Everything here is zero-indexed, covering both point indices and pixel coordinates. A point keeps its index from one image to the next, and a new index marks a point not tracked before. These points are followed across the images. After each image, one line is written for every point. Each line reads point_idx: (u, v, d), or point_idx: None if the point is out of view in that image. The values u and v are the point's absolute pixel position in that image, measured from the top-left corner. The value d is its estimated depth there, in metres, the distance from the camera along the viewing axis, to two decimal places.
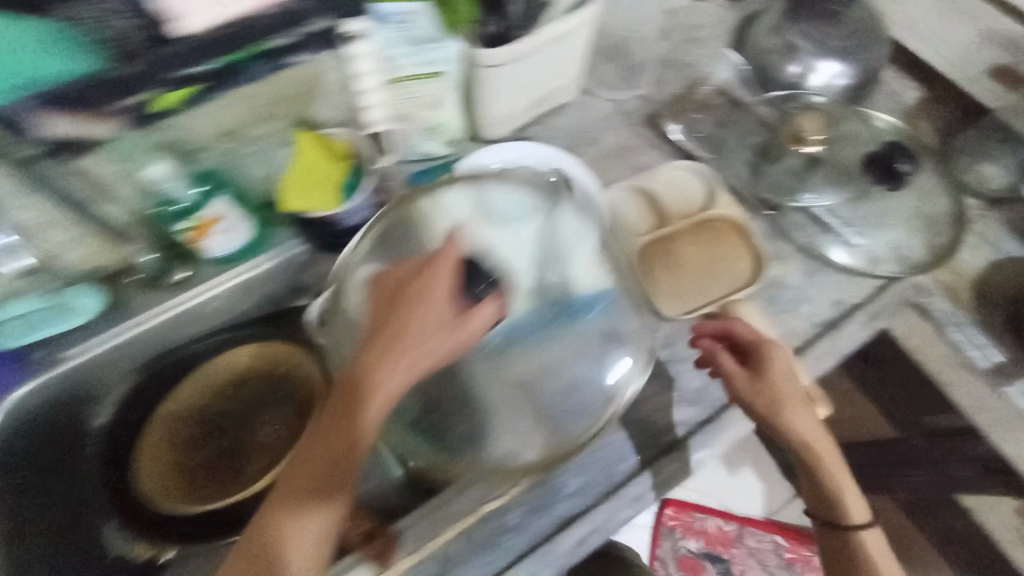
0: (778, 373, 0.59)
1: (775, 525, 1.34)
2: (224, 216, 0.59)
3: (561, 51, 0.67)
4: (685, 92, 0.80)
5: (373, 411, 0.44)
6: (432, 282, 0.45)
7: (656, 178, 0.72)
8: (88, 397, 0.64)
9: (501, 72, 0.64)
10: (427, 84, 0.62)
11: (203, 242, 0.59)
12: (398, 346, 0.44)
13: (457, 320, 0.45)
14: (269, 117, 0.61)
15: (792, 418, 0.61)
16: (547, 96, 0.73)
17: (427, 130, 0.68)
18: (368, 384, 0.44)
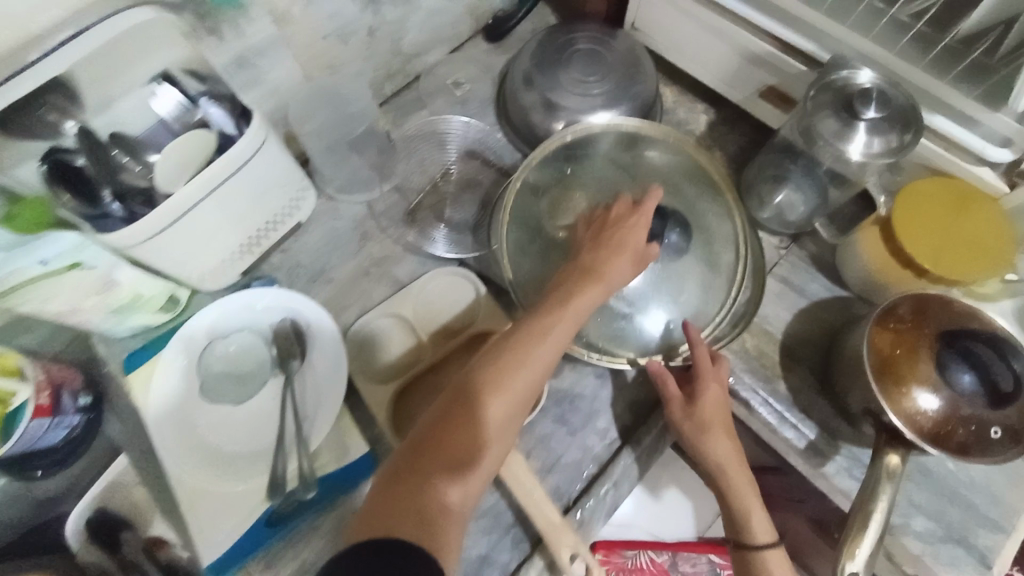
0: (712, 401, 0.56)
1: (720, 550, 0.85)
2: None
3: (250, 190, 0.56)
4: (440, 179, 0.72)
5: (537, 354, 0.48)
6: (627, 222, 0.55)
7: (412, 298, 0.64)
8: None
9: (183, 228, 0.52)
10: (70, 287, 0.48)
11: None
12: (580, 292, 0.52)
13: (637, 263, 0.54)
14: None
15: (720, 447, 0.54)
16: (247, 222, 0.59)
17: (111, 316, 0.55)
18: (548, 322, 0.50)
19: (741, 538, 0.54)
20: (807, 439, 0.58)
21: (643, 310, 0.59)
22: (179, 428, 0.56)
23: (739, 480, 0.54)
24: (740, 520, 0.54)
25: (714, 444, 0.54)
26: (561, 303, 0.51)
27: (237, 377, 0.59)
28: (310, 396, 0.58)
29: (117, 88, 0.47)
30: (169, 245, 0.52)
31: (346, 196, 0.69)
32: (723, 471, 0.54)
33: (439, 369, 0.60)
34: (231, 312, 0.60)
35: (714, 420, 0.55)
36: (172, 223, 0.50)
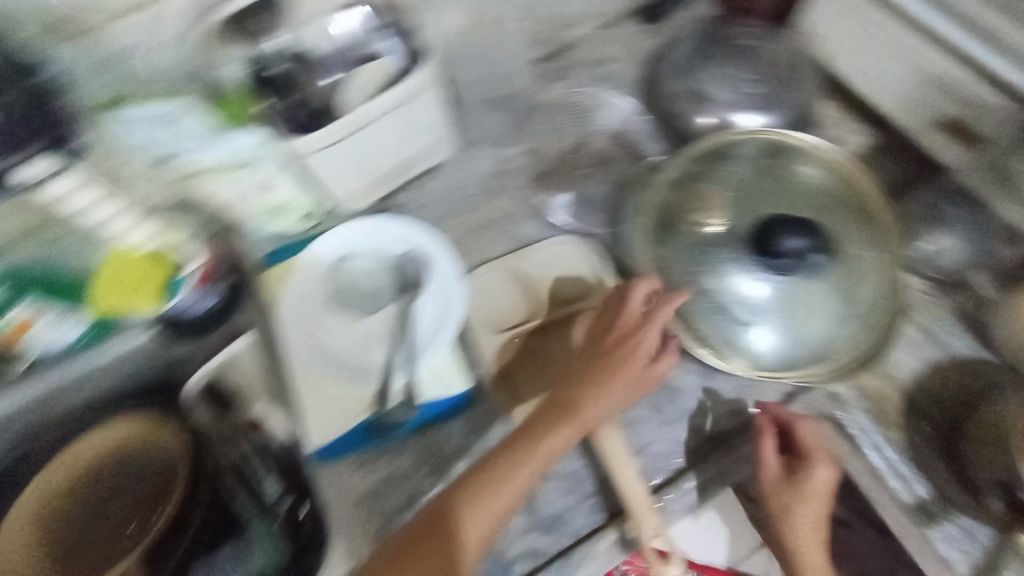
0: (819, 485, 0.52)
1: None
2: (33, 325, 0.50)
3: (406, 122, 0.60)
4: (578, 147, 0.72)
5: (531, 465, 0.49)
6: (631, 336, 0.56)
7: (531, 259, 0.66)
8: None
9: (351, 141, 0.57)
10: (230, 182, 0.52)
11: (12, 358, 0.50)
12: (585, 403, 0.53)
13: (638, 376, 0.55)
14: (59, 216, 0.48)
15: (806, 533, 0.51)
16: (400, 151, 0.63)
17: (267, 215, 0.58)
18: (549, 428, 0.51)
19: None
20: (915, 496, 0.56)
21: (761, 319, 0.58)
22: (307, 324, 0.63)
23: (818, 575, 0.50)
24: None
25: (798, 527, 0.51)
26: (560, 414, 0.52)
27: (359, 291, 0.64)
28: (421, 326, 0.62)
29: (312, 14, 0.57)
30: (335, 155, 0.58)
31: (481, 147, 0.71)
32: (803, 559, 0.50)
33: (546, 333, 0.62)
34: (368, 233, 0.65)
35: (813, 505, 0.51)
36: (344, 133, 0.56)
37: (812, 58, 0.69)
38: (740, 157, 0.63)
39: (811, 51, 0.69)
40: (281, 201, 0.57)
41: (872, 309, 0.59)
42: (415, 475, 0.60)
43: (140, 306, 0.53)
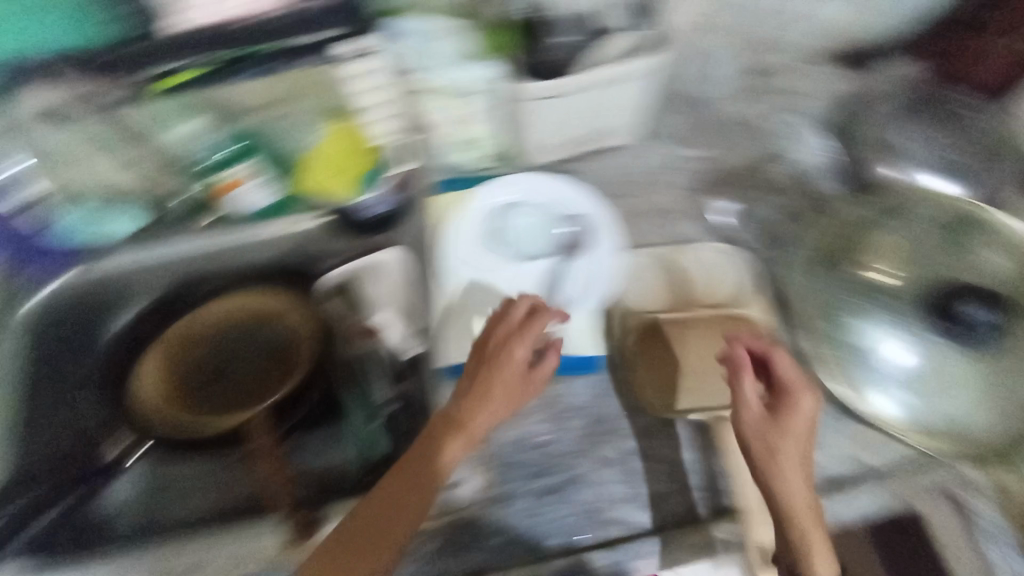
0: (801, 424, 0.48)
1: None
2: (242, 180, 0.63)
3: (616, 99, 0.64)
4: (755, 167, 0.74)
5: (456, 448, 0.49)
6: (520, 336, 0.54)
7: (685, 256, 0.68)
8: (116, 300, 0.66)
9: (560, 100, 0.61)
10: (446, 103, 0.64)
11: (222, 201, 0.64)
12: (495, 399, 0.51)
13: (524, 376, 0.53)
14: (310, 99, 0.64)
15: (794, 474, 0.46)
16: (589, 123, 0.68)
17: (460, 143, 0.68)
18: (466, 416, 0.50)
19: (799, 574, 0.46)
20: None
21: (907, 377, 0.58)
22: (464, 253, 0.67)
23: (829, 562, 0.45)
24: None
25: (793, 479, 0.46)
26: (481, 408, 0.50)
27: (521, 237, 0.67)
28: (568, 283, 0.65)
29: None
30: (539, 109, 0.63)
31: (661, 140, 0.74)
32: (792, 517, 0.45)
33: (686, 327, 0.63)
34: (542, 187, 0.68)
35: (784, 445, 0.47)
36: (561, 92, 0.60)
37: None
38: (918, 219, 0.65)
39: None
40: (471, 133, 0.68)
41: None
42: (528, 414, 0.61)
43: (334, 189, 0.63)
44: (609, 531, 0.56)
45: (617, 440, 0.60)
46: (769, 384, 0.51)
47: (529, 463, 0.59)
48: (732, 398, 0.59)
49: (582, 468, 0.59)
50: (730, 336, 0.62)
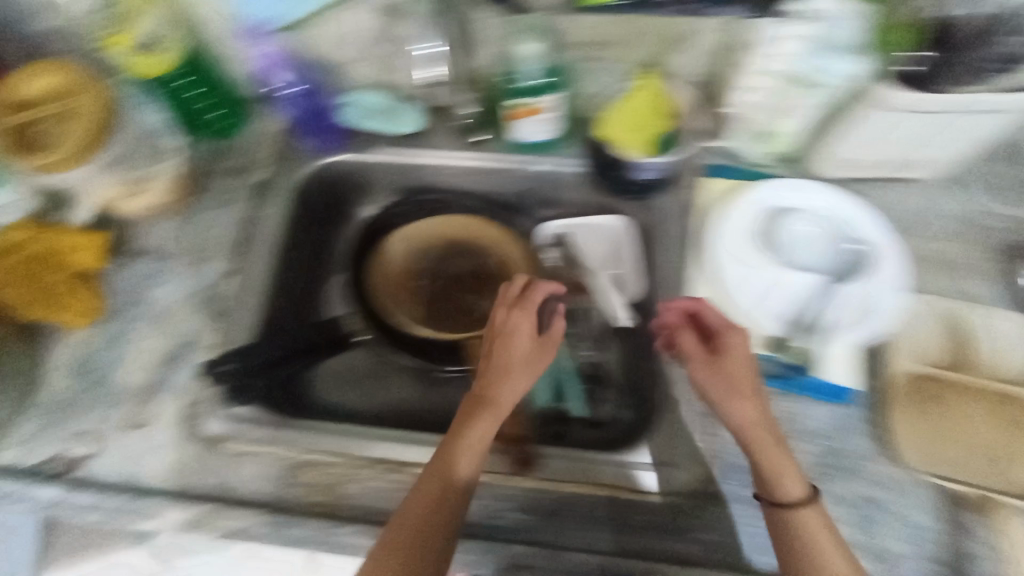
0: (741, 351, 0.51)
1: None
2: (542, 112, 0.63)
3: (977, 131, 0.55)
4: None
5: (485, 424, 0.52)
6: (521, 311, 0.55)
7: (979, 321, 0.60)
8: (367, 183, 0.78)
9: (918, 118, 0.54)
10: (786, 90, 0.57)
11: (511, 125, 0.65)
12: (516, 373, 0.53)
13: (534, 345, 0.55)
14: (636, 46, 0.63)
15: (746, 407, 0.49)
16: (917, 148, 0.59)
17: (756, 132, 0.64)
18: (494, 394, 0.53)
19: (772, 497, 0.48)
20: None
21: None
22: (724, 248, 0.64)
23: (792, 485, 0.47)
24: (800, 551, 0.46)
25: (740, 409, 0.49)
26: (503, 373, 0.53)
27: (791, 247, 0.63)
28: (832, 311, 0.60)
29: None
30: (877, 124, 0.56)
31: (970, 188, 0.66)
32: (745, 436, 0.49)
33: (959, 395, 0.58)
34: (834, 201, 0.62)
35: (742, 380, 0.50)
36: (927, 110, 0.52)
37: None
38: None
39: None
40: (780, 127, 0.62)
41: None
42: None
43: (632, 145, 0.63)
44: None
45: (856, 482, 0.56)
46: (708, 332, 0.55)
47: (751, 474, 0.58)
48: (1003, 482, 0.54)
49: None
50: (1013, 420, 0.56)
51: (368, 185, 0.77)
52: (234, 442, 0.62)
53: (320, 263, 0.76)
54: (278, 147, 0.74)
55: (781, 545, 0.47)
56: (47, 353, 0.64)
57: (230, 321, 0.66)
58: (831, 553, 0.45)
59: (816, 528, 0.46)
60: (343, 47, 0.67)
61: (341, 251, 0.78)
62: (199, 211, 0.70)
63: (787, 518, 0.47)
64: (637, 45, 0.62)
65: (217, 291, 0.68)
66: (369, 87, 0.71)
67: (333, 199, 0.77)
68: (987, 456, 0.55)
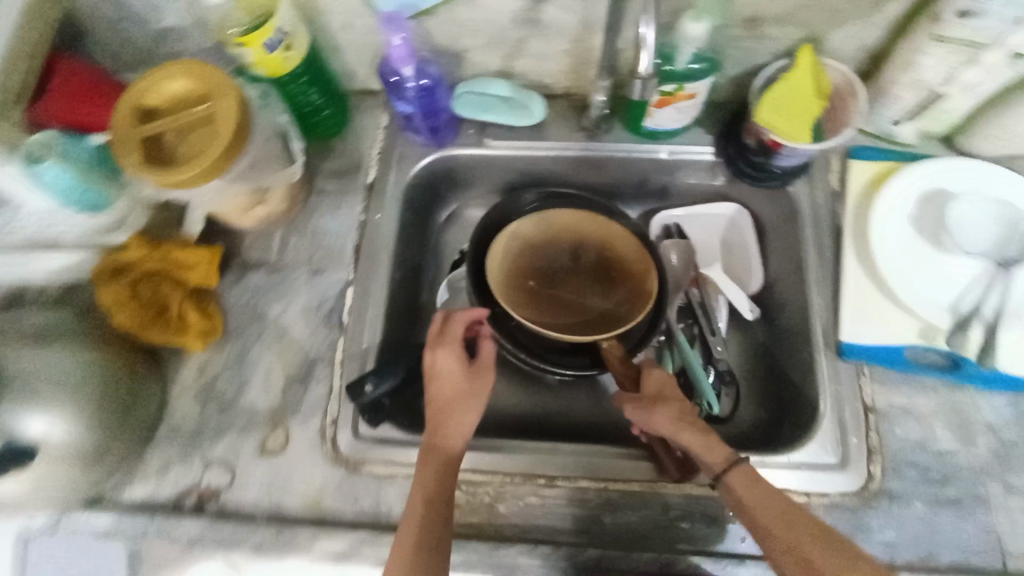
0: (656, 377, 0.56)
1: None
2: (696, 97, 0.61)
3: None
4: None
5: (445, 472, 0.51)
6: (446, 346, 0.56)
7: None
8: (472, 182, 0.76)
9: None
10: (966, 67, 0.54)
11: (655, 110, 0.63)
12: (459, 409, 0.54)
13: (466, 377, 0.56)
14: (799, 23, 0.59)
15: (669, 423, 0.52)
16: None
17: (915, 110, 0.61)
18: (443, 440, 0.53)
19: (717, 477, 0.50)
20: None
21: None
22: (884, 233, 0.61)
23: (713, 457, 0.50)
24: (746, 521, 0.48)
25: (658, 419, 0.53)
26: (448, 417, 0.53)
27: (964, 233, 0.59)
28: (1010, 299, 0.57)
29: None
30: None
31: None
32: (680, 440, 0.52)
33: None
34: (1000, 184, 0.61)
35: (666, 396, 0.54)
36: None
37: None
38: None
39: None
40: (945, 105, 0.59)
41: None
42: (933, 418, 0.57)
43: (797, 131, 0.60)
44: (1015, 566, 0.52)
45: None
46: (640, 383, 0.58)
47: (927, 470, 0.55)
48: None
49: (989, 490, 0.54)
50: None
51: (477, 183, 0.76)
52: (372, 464, 0.57)
53: (428, 265, 0.76)
54: (385, 146, 0.71)
55: (746, 521, 0.48)
56: (173, 378, 0.61)
57: (358, 335, 0.62)
58: (766, 513, 0.47)
59: (749, 489, 0.49)
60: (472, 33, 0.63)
61: (448, 255, 0.78)
62: (313, 219, 0.67)
63: (726, 491, 0.49)
64: (798, 22, 0.58)
65: (340, 303, 0.64)
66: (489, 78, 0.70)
67: (441, 195, 0.76)
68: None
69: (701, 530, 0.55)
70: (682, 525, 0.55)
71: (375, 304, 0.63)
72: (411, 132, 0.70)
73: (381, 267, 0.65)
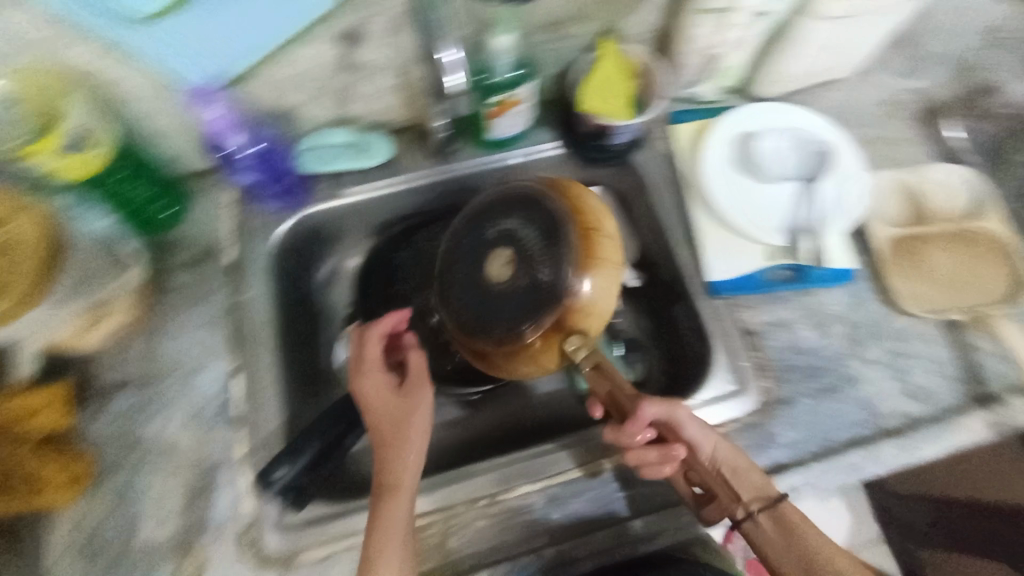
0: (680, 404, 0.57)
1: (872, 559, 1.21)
2: (520, 101, 0.63)
3: (889, 22, 0.65)
4: (971, 94, 0.75)
5: (399, 508, 0.49)
6: (360, 372, 0.55)
7: (910, 172, 0.71)
8: (340, 234, 0.75)
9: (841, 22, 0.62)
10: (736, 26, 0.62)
11: (490, 121, 0.65)
12: (402, 439, 0.51)
13: (398, 397, 0.53)
14: (593, 17, 0.64)
15: (723, 451, 0.53)
16: (836, 51, 0.69)
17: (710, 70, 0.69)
18: (392, 477, 0.50)
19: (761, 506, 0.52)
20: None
21: None
22: (717, 180, 0.69)
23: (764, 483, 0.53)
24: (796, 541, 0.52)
25: (713, 443, 0.53)
26: (390, 449, 0.51)
27: (776, 163, 0.69)
28: (823, 206, 0.68)
29: None
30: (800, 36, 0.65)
31: (881, 71, 0.76)
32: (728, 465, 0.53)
33: (926, 241, 0.68)
34: (788, 118, 0.72)
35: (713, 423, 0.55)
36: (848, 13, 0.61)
37: None
38: None
39: None
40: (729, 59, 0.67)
41: None
42: (799, 323, 0.65)
43: (616, 110, 0.66)
44: (891, 423, 0.61)
45: (880, 342, 0.64)
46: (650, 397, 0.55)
47: (806, 368, 0.63)
48: (984, 293, 0.66)
49: (855, 369, 0.63)
50: (971, 245, 0.68)
51: (345, 233, 0.75)
52: (308, 553, 0.53)
53: (319, 328, 0.73)
54: (234, 223, 0.67)
55: (790, 540, 0.52)
56: (48, 547, 0.52)
57: (258, 425, 0.58)
58: (814, 538, 0.51)
59: (800, 519, 0.52)
60: (291, 87, 0.61)
61: (335, 309, 0.76)
62: (174, 320, 0.62)
63: (774, 515, 0.52)
64: (592, 15, 0.63)
65: (228, 398, 0.59)
66: (325, 128, 0.68)
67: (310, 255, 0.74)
68: (967, 278, 0.67)
69: (643, 492, 0.58)
70: (625, 494, 0.58)
71: (266, 388, 0.59)
72: (260, 200, 0.67)
73: (262, 347, 0.61)
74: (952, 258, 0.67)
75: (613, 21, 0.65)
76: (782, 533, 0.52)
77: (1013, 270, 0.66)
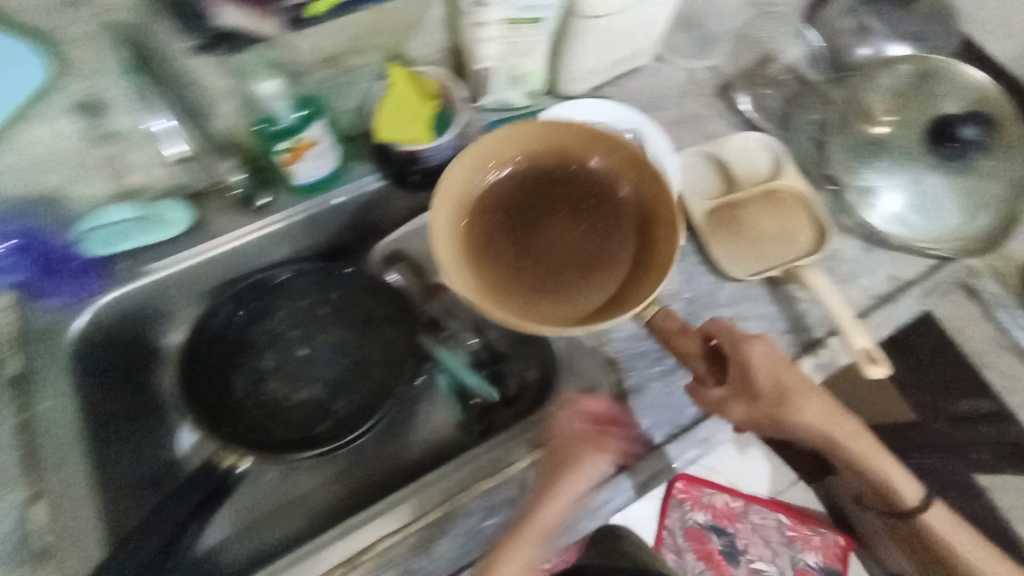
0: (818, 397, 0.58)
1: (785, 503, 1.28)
2: (318, 143, 0.61)
3: (656, 10, 0.68)
4: (756, 66, 0.81)
5: (524, 551, 0.52)
6: (593, 448, 0.55)
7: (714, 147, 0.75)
8: (155, 315, 0.68)
9: (610, 20, 0.65)
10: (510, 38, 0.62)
11: (291, 167, 0.61)
12: (587, 465, 0.54)
13: (595, 429, 0.56)
14: (370, 47, 0.61)
15: (882, 462, 0.61)
16: (621, 44, 0.71)
17: (509, 78, 0.69)
18: (540, 515, 0.53)
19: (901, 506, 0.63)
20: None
21: (888, 190, 0.71)
22: None
23: (911, 491, 0.62)
24: (938, 546, 0.63)
25: (811, 421, 0.57)
26: (559, 479, 0.54)
27: None
28: None
29: None
30: (579, 37, 0.66)
31: (673, 57, 0.80)
32: (892, 487, 0.62)
33: (740, 207, 0.72)
34: (599, 110, 0.73)
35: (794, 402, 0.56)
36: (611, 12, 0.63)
37: (929, 12, 0.79)
38: (897, 76, 0.75)
39: (928, 4, 0.78)
40: (519, 67, 0.68)
41: (988, 231, 0.71)
42: None
43: (417, 135, 0.63)
44: None
45: (713, 311, 0.67)
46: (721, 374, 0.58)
47: (649, 352, 0.64)
48: (797, 245, 0.70)
49: None
50: (778, 202, 0.72)
51: (159, 312, 0.68)
52: None
53: (147, 422, 0.66)
54: (13, 333, 0.59)
55: (927, 544, 0.64)
56: None
57: (63, 552, 0.51)
58: (944, 536, 0.63)
59: (937, 520, 0.63)
60: (37, 169, 0.55)
61: (169, 394, 0.69)
62: None
63: (917, 520, 0.63)
64: (369, 46, 0.61)
65: (25, 530, 0.52)
66: (104, 205, 0.62)
67: (121, 345, 0.66)
68: (778, 234, 0.71)
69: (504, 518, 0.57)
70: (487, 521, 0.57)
71: (72, 505, 0.53)
72: (41, 297, 0.60)
73: (58, 463, 0.55)
74: (765, 218, 0.71)
75: (395, 48, 0.63)
76: (918, 538, 0.64)
77: (815, 220, 0.71)
